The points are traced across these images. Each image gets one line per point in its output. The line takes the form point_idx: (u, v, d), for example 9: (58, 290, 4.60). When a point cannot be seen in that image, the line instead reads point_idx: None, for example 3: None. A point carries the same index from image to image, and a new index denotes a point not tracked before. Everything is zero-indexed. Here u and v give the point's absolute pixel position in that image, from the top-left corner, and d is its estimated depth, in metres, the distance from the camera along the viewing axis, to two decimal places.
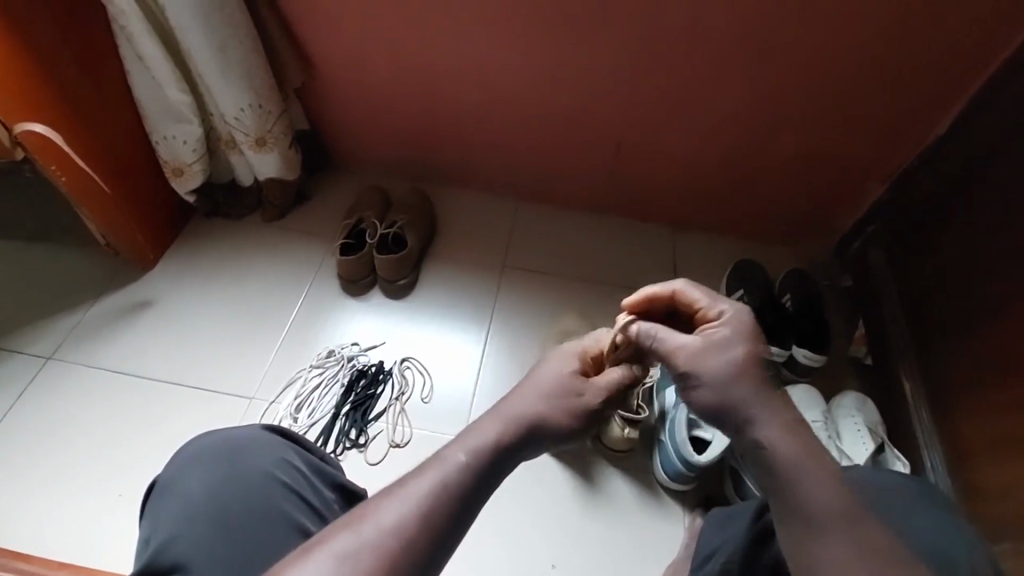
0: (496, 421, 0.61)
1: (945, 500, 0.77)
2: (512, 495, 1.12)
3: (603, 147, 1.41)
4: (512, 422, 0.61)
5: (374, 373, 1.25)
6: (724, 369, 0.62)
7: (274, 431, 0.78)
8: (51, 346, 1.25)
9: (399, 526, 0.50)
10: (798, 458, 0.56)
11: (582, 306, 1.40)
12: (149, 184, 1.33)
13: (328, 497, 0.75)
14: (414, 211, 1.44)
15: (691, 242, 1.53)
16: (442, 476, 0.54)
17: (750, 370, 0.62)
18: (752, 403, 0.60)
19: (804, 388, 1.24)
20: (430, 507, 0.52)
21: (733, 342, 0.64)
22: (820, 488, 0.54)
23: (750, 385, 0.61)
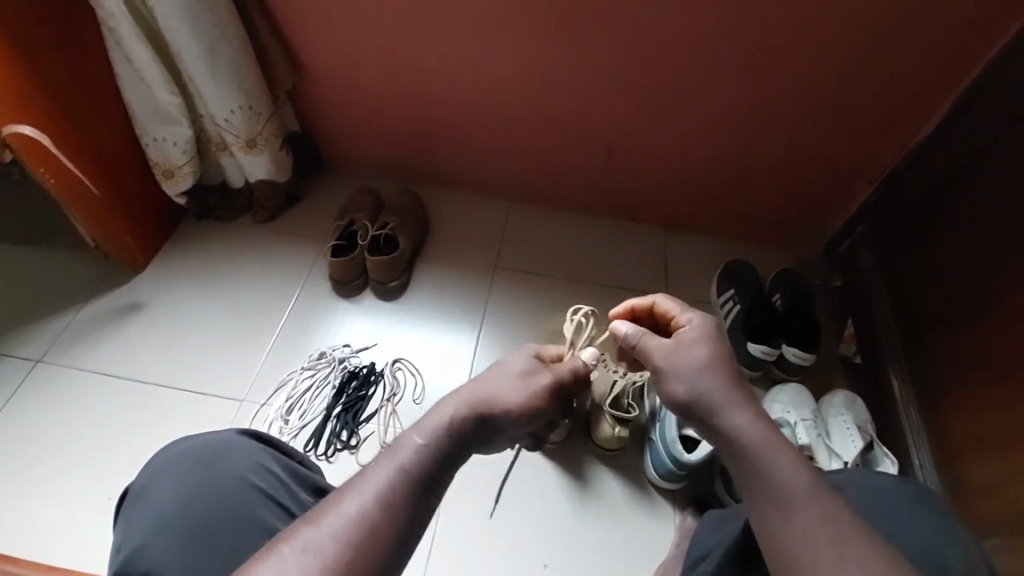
0: (459, 400, 0.62)
1: (928, 497, 0.77)
2: (505, 496, 1.12)
3: (595, 148, 1.41)
4: (470, 405, 0.62)
5: (365, 375, 1.25)
6: (695, 362, 0.67)
7: (249, 436, 0.78)
8: (39, 349, 1.24)
9: (358, 517, 0.50)
10: (762, 445, 0.58)
11: (574, 306, 1.40)
12: (139, 187, 1.32)
13: (306, 501, 0.75)
14: (404, 213, 1.44)
15: (683, 242, 1.54)
16: (398, 462, 0.54)
17: (712, 375, 0.65)
18: (716, 401, 0.63)
19: (794, 387, 1.25)
20: (391, 493, 0.52)
21: (701, 349, 0.68)
22: (785, 468, 0.56)
23: (719, 382, 0.64)
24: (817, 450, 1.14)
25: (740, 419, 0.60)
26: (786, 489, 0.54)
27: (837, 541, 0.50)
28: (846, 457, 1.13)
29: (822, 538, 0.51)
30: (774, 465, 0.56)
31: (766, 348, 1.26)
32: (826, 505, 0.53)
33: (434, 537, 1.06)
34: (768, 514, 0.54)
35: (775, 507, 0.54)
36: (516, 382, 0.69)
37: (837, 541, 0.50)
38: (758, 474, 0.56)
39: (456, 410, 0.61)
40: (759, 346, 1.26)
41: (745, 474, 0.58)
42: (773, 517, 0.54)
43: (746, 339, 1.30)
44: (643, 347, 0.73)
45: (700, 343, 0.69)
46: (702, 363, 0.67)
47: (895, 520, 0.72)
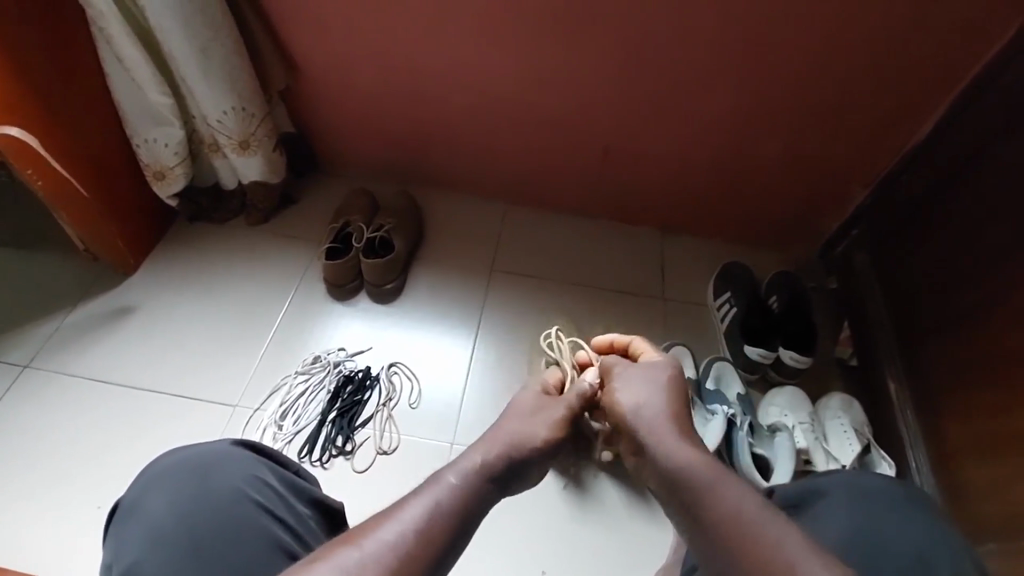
0: (484, 444, 0.71)
1: (927, 501, 0.77)
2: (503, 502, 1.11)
3: (592, 150, 1.40)
4: (493, 454, 0.70)
5: (361, 379, 1.23)
6: (647, 387, 0.81)
7: (244, 447, 0.76)
8: (28, 353, 1.22)
9: (396, 541, 0.54)
10: (709, 476, 0.65)
11: (571, 309, 1.39)
12: (129, 188, 1.30)
13: (302, 513, 0.73)
14: (400, 215, 1.43)
15: (680, 245, 1.54)
16: (434, 498, 0.60)
17: (657, 411, 0.77)
18: (660, 437, 0.73)
19: (791, 390, 1.24)
20: (427, 524, 0.57)
21: (656, 376, 0.83)
22: (732, 491, 0.62)
23: (661, 411, 0.77)
24: (815, 453, 1.14)
25: (683, 454, 0.69)
26: (749, 514, 0.59)
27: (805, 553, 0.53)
28: (844, 460, 1.13)
29: (776, 545, 0.55)
30: (734, 493, 0.62)
31: (763, 350, 1.24)
32: (789, 527, 0.57)
33: None
34: (740, 544, 0.57)
35: (727, 527, 0.59)
36: (536, 421, 0.80)
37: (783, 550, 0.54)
38: (723, 502, 0.61)
39: (484, 451, 0.70)
40: (756, 349, 1.25)
41: (709, 504, 0.62)
42: (743, 541, 0.57)
43: (743, 342, 1.29)
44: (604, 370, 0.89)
45: (661, 366, 0.86)
46: (658, 381, 0.82)
47: (888, 531, 0.72)
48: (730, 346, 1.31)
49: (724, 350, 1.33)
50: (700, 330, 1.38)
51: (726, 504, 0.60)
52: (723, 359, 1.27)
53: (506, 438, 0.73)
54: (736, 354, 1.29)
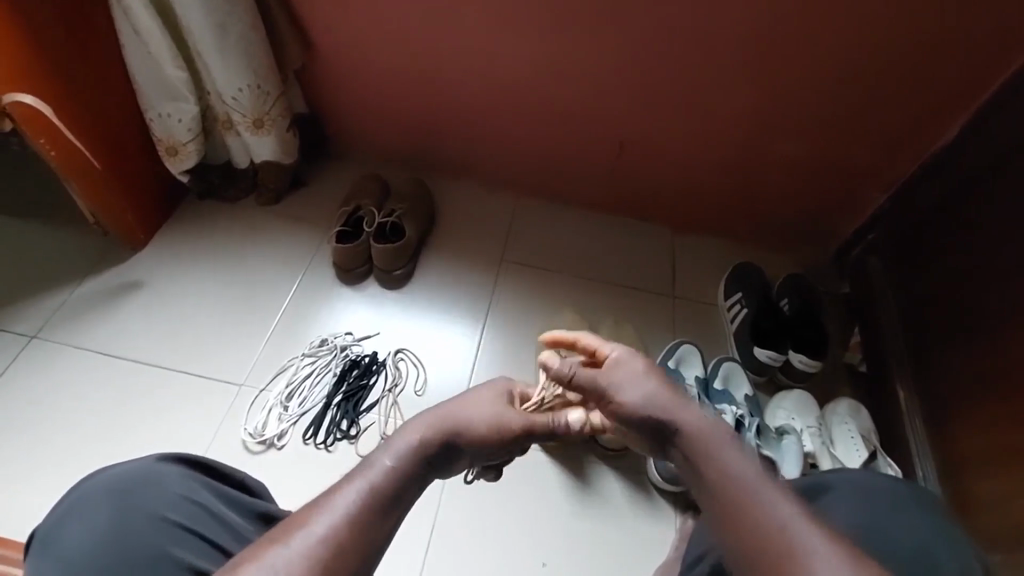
0: (417, 433, 0.67)
1: (928, 502, 0.75)
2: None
3: (609, 142, 1.39)
4: (429, 432, 0.68)
5: (367, 364, 1.22)
6: (633, 374, 0.78)
7: (171, 459, 0.71)
8: (36, 324, 1.21)
9: (329, 534, 0.52)
10: (719, 445, 0.66)
11: (581, 303, 1.37)
12: (140, 163, 1.29)
13: (240, 526, 0.69)
14: (413, 201, 1.42)
15: (693, 243, 1.52)
16: (367, 481, 0.58)
17: (667, 394, 0.74)
18: (677, 412, 0.71)
19: (799, 394, 1.21)
20: (358, 511, 0.55)
21: (627, 368, 0.80)
22: (740, 459, 0.63)
23: (663, 390, 0.75)
24: (821, 458, 1.12)
25: (697, 421, 0.70)
26: (740, 485, 0.61)
27: (791, 518, 0.56)
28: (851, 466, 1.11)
29: (780, 517, 0.57)
30: (727, 460, 0.64)
31: (773, 353, 1.22)
32: (776, 492, 0.59)
33: (433, 531, 1.05)
34: (735, 518, 0.59)
35: (733, 500, 0.60)
36: (483, 422, 0.75)
37: (784, 527, 0.56)
38: (721, 475, 0.63)
39: (419, 437, 0.66)
40: (766, 351, 1.22)
41: (711, 474, 0.64)
42: (736, 512, 0.59)
43: (753, 344, 1.26)
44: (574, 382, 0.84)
45: (627, 359, 0.82)
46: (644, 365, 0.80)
47: (895, 533, 0.71)
48: (739, 348, 1.29)
49: (733, 352, 1.30)
50: (710, 330, 1.36)
51: (721, 475, 0.63)
52: (732, 359, 1.25)
53: (431, 422, 0.69)
54: (745, 356, 1.26)
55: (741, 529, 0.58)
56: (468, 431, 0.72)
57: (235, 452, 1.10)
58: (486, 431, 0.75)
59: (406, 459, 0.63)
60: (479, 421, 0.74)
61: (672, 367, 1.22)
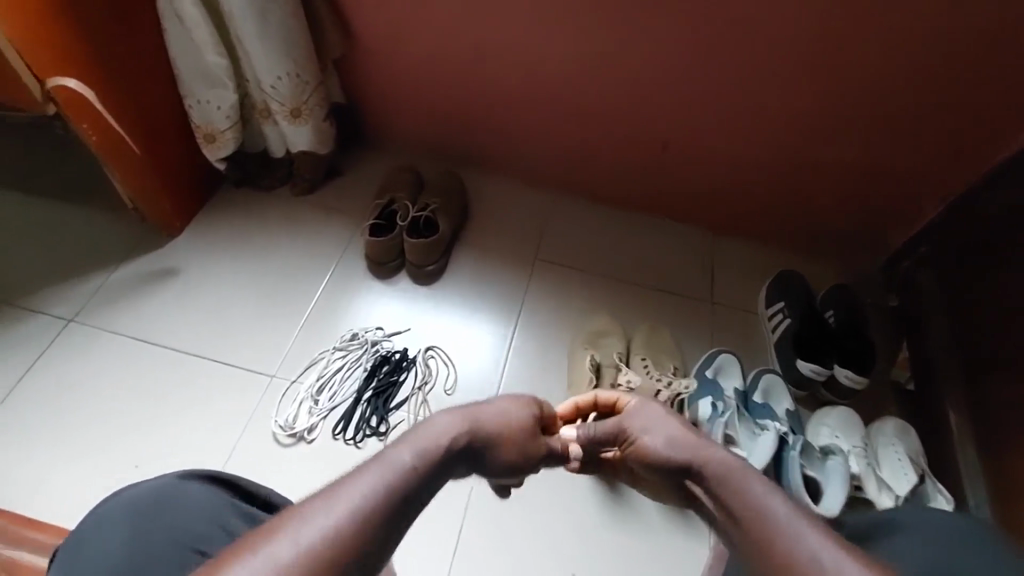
0: (441, 432, 0.62)
1: (986, 535, 0.70)
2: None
3: (652, 140, 1.34)
4: (453, 433, 0.64)
5: (398, 360, 1.20)
6: (656, 418, 0.77)
7: (197, 477, 0.68)
8: (74, 307, 1.22)
9: (333, 529, 0.46)
10: (739, 475, 0.61)
11: (617, 306, 1.33)
12: (178, 149, 1.28)
13: None
14: (447, 196, 1.39)
15: (734, 247, 1.46)
16: (383, 474, 0.52)
17: (688, 435, 0.71)
18: (698, 447, 0.68)
19: (843, 411, 1.16)
20: (369, 507, 0.49)
21: (650, 413, 0.78)
22: (763, 487, 0.59)
23: (686, 431, 0.72)
24: (866, 480, 1.06)
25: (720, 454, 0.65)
26: (745, 499, 0.58)
27: (798, 525, 0.53)
28: (899, 491, 1.05)
29: (809, 543, 0.50)
30: (733, 476, 0.61)
31: (817, 367, 1.17)
32: (783, 502, 0.56)
33: (461, 534, 1.04)
34: (746, 537, 0.55)
35: (753, 529, 0.55)
36: (507, 422, 0.73)
37: (812, 555, 0.49)
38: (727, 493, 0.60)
39: (442, 436, 0.61)
40: (809, 364, 1.17)
41: (718, 492, 0.61)
42: (745, 528, 0.56)
43: (795, 356, 1.21)
44: (601, 434, 0.84)
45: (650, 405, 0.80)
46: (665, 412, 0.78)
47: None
48: (780, 360, 1.24)
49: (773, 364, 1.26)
50: (750, 340, 1.31)
51: (729, 493, 0.60)
52: (773, 371, 1.20)
53: (455, 425, 0.65)
54: (786, 368, 1.21)
55: (752, 546, 0.54)
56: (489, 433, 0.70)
57: (265, 444, 1.09)
58: (510, 432, 0.73)
59: (427, 456, 0.57)
60: (504, 421, 0.73)
61: (710, 377, 1.17)
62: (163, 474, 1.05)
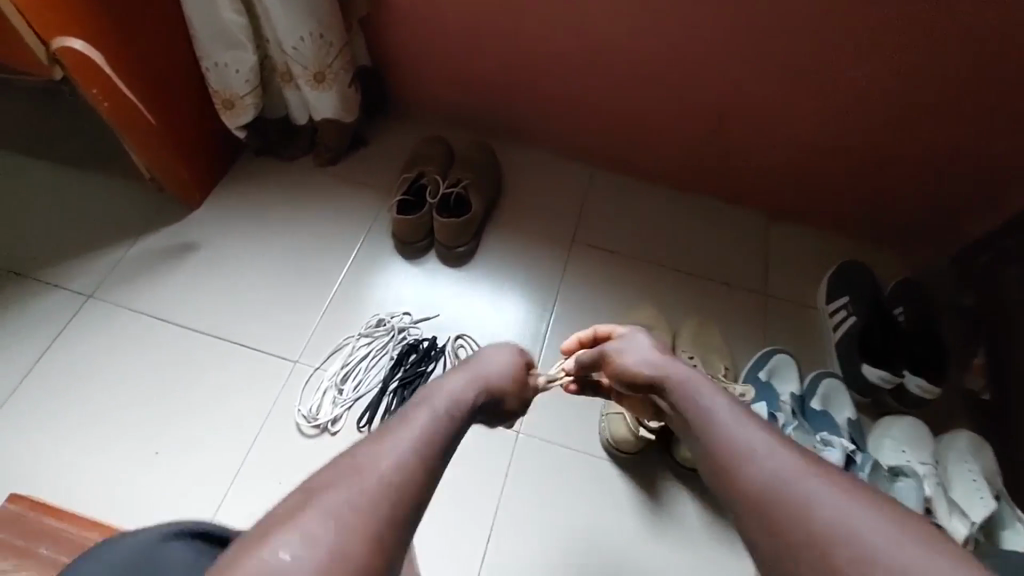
0: (453, 392, 0.66)
1: None
2: (519, 462, 1.05)
3: (709, 113, 1.20)
4: (465, 393, 0.67)
5: (426, 349, 1.13)
6: (649, 352, 0.77)
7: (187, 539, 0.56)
8: (91, 284, 1.17)
9: (367, 496, 0.52)
10: (731, 414, 0.63)
11: (661, 296, 1.22)
12: (195, 116, 1.20)
13: None
14: (480, 171, 1.29)
15: (793, 234, 1.33)
16: (408, 441, 0.57)
17: (681, 369, 0.73)
18: (690, 383, 0.70)
19: (911, 422, 1.06)
20: (399, 475, 0.54)
21: (642, 346, 0.78)
22: (753, 430, 0.61)
23: (680, 366, 0.73)
24: (936, 503, 0.96)
25: (712, 393, 0.68)
26: (722, 426, 0.63)
27: (772, 450, 0.58)
28: (975, 517, 0.93)
29: (796, 484, 0.55)
30: (712, 403, 0.65)
31: (887, 375, 1.06)
32: (755, 427, 0.61)
33: (491, 536, 0.99)
34: (720, 458, 0.60)
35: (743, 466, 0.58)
36: (509, 371, 0.74)
37: (797, 494, 0.55)
38: (705, 420, 0.64)
39: (455, 397, 0.65)
40: (878, 372, 1.06)
41: (696, 419, 0.66)
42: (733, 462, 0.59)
43: (861, 361, 1.10)
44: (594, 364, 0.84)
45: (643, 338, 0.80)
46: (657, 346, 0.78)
47: None
48: (843, 363, 1.12)
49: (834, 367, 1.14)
50: (807, 338, 1.19)
51: (720, 428, 0.62)
52: (834, 376, 1.09)
53: (463, 386, 0.67)
54: (850, 373, 1.11)
55: (726, 467, 0.60)
56: (496, 387, 0.71)
57: (288, 434, 1.04)
58: (512, 379, 0.74)
59: (443, 422, 0.61)
60: (505, 368, 0.74)
61: (763, 380, 1.07)
62: (184, 463, 1.01)
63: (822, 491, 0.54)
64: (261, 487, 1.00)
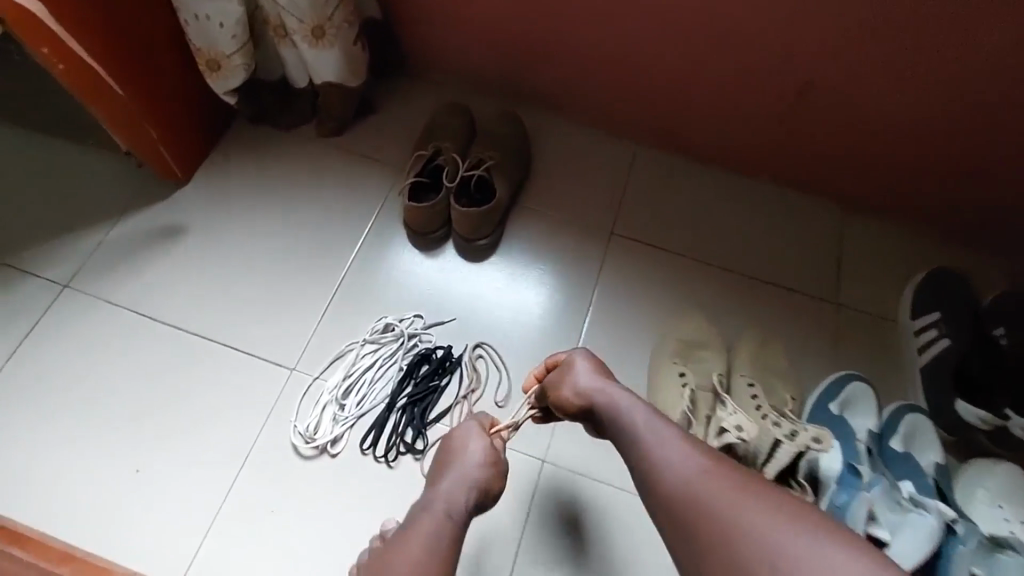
0: (443, 501, 0.74)
1: None
2: (542, 496, 0.93)
3: (786, 82, 0.99)
4: (456, 492, 0.75)
5: (440, 360, 0.99)
6: (594, 391, 0.75)
7: None
8: (67, 272, 1.04)
9: None
10: (669, 448, 0.65)
11: (714, 303, 1.04)
12: (175, 77, 1.03)
13: None
14: (505, 149, 1.10)
15: (878, 231, 1.12)
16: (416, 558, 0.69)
17: (623, 406, 0.72)
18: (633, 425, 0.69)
19: (1011, 470, 0.89)
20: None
21: (584, 380, 0.76)
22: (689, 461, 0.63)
23: (625, 403, 0.72)
24: None
25: (653, 429, 0.68)
26: (653, 459, 0.65)
27: (696, 474, 0.62)
28: None
29: (731, 510, 0.59)
30: (636, 423, 0.69)
31: (986, 415, 0.89)
32: (676, 442, 0.65)
33: None
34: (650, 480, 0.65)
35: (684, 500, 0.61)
36: (485, 451, 0.78)
37: (733, 517, 0.58)
38: (632, 441, 0.68)
39: (447, 500, 0.74)
40: (976, 411, 0.90)
41: (626, 440, 0.69)
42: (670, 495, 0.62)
43: (953, 395, 0.93)
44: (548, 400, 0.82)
45: (586, 371, 0.77)
46: (600, 380, 0.76)
47: None
48: (929, 393, 0.95)
49: (917, 396, 0.97)
50: (886, 359, 1.01)
51: (658, 467, 0.64)
52: (918, 410, 0.92)
53: (450, 487, 0.75)
54: (937, 407, 0.94)
55: (653, 487, 0.64)
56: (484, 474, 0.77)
57: (283, 454, 0.93)
58: (493, 458, 0.79)
59: (438, 532, 0.72)
60: (482, 451, 0.78)
61: (836, 414, 0.91)
62: (169, 483, 0.91)
63: (753, 511, 0.58)
64: (253, 514, 0.89)
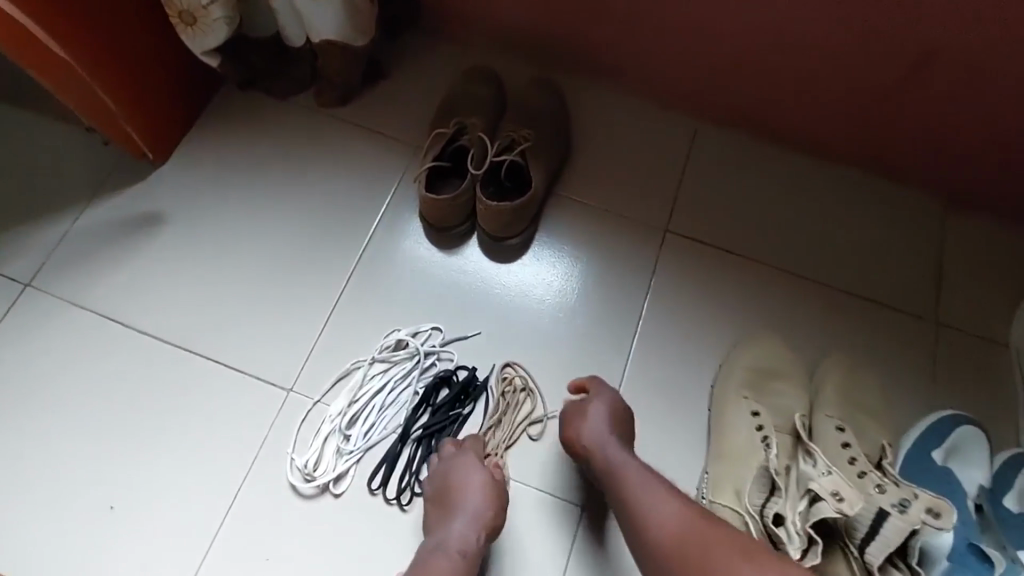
0: (451, 537, 0.68)
1: None
2: (580, 558, 0.78)
3: (901, 48, 0.79)
4: (465, 527, 0.69)
5: (462, 384, 0.84)
6: (600, 431, 0.72)
7: None
8: (28, 268, 0.89)
9: None
10: (660, 499, 0.64)
11: (790, 321, 0.88)
12: (142, 34, 0.84)
13: None
14: (543, 128, 0.91)
15: (994, 236, 0.92)
16: None
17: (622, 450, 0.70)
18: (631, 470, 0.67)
19: None
20: None
21: (594, 416, 0.73)
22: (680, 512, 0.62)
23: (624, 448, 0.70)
24: None
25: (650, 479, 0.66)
26: (646, 507, 0.63)
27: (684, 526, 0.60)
28: None
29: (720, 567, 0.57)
30: (626, 470, 0.68)
31: None
32: (666, 495, 0.64)
33: None
34: (639, 529, 0.63)
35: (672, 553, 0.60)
36: (484, 479, 0.73)
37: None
38: (623, 488, 0.66)
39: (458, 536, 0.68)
40: None
41: (614, 484, 0.67)
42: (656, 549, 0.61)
43: None
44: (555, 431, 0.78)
45: (599, 408, 0.74)
46: (608, 417, 0.73)
47: None
48: None
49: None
50: (995, 395, 0.84)
51: (651, 516, 0.62)
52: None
53: (456, 521, 0.69)
54: None
55: (638, 534, 0.62)
56: (492, 505, 0.71)
57: (279, 492, 0.80)
58: (495, 488, 0.73)
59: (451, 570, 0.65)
60: (481, 481, 0.72)
61: (940, 463, 0.77)
62: (147, 523, 0.79)
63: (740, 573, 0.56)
64: (243, 561, 0.77)
